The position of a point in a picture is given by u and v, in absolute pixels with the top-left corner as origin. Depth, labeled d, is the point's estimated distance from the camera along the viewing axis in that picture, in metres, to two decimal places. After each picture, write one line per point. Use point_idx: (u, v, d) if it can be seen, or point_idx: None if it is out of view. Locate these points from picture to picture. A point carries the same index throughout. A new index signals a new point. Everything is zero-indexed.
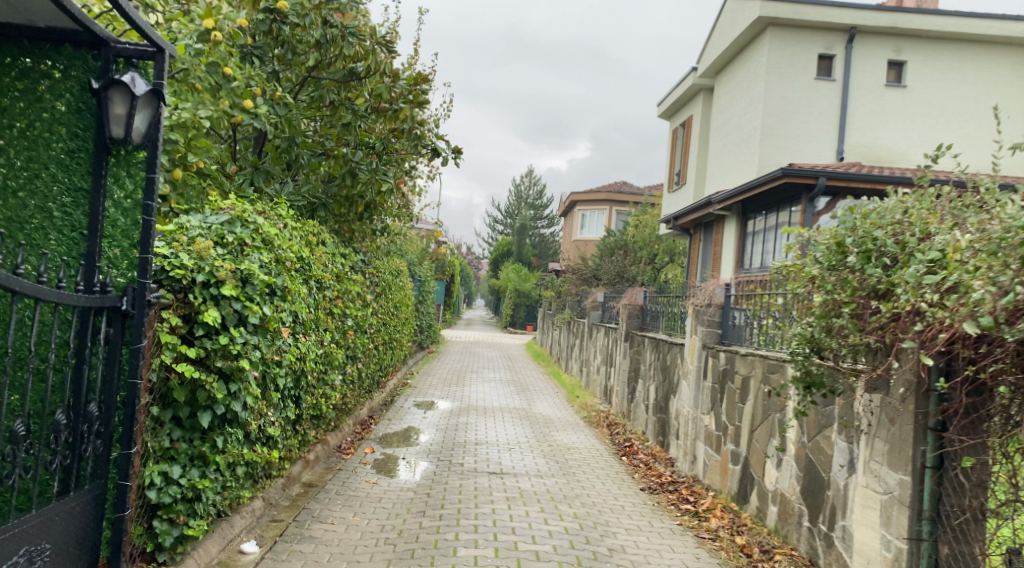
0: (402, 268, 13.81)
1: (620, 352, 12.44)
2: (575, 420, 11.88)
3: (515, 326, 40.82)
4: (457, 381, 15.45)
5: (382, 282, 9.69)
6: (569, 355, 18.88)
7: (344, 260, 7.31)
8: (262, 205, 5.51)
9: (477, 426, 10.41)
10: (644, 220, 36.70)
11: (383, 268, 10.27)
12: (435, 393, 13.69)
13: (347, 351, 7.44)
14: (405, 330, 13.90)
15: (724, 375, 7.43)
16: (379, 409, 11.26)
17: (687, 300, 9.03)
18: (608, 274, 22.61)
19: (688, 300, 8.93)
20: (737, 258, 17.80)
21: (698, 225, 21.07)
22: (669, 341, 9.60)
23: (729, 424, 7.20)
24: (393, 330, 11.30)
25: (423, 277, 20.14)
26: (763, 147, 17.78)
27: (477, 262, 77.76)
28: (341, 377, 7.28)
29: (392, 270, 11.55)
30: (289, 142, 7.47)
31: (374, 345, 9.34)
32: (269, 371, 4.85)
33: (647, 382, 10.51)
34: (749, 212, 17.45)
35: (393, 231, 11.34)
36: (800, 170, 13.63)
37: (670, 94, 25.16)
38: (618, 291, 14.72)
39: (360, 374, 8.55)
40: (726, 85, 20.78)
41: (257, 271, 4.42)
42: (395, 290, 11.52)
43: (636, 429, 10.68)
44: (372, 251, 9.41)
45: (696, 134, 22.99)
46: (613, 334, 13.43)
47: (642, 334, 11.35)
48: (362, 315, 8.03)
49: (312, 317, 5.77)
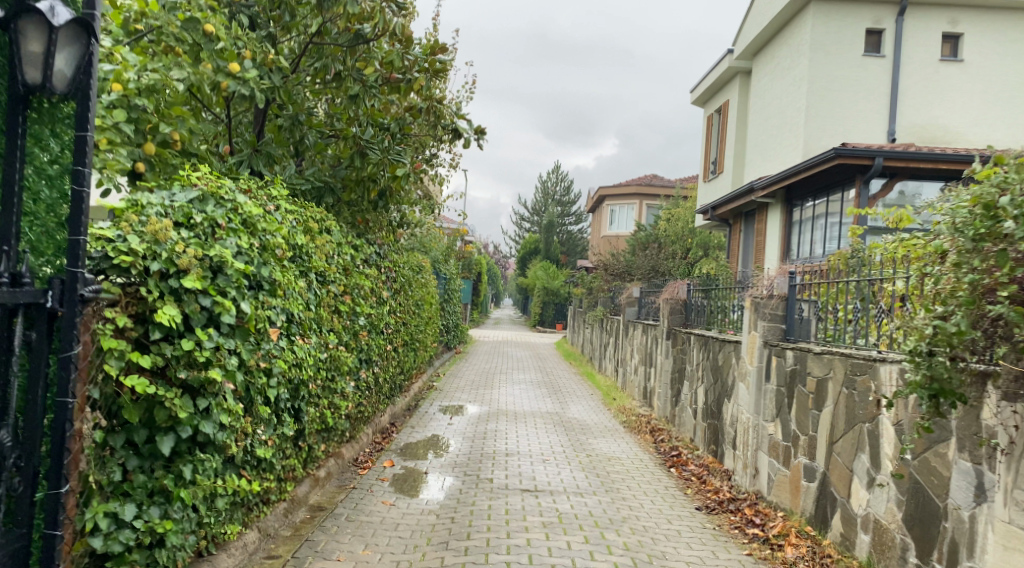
0: (425, 264, 12.96)
1: (662, 351, 11.44)
2: (614, 425, 10.88)
3: (545, 325, 39.83)
4: (486, 383, 14.57)
5: (401, 278, 8.83)
6: (603, 354, 17.88)
7: (354, 251, 6.45)
8: (248, 183, 4.65)
9: (508, 435, 9.47)
10: (676, 213, 35.44)
11: (403, 263, 9.41)
12: (462, 397, 12.80)
13: (359, 355, 6.56)
14: (429, 330, 13.05)
15: (793, 377, 6.42)
16: (401, 415, 10.41)
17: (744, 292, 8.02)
18: (641, 269, 21.57)
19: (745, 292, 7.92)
20: (782, 248, 16.65)
21: (737, 214, 19.91)
22: (720, 338, 8.60)
23: (800, 434, 6.18)
24: (415, 331, 10.44)
25: (449, 274, 19.31)
26: (809, 130, 16.60)
27: (505, 261, 76.90)
28: (352, 384, 6.41)
29: (413, 266, 10.70)
30: (292, 120, 6.68)
31: (393, 348, 8.49)
32: (254, 381, 3.99)
33: (694, 384, 9.51)
34: (795, 199, 16.28)
35: (413, 222, 10.48)
36: (854, 150, 12.46)
37: (703, 79, 24.00)
38: (656, 285, 13.71)
39: (377, 380, 7.68)
40: (765, 66, 19.60)
41: (231, 258, 3.61)
42: (417, 287, 10.66)
43: (683, 436, 9.68)
44: (389, 244, 8.56)
45: (733, 120, 21.80)
46: (653, 332, 12.43)
47: (686, 331, 10.35)
48: (377, 315, 7.16)
49: (311, 317, 4.90)
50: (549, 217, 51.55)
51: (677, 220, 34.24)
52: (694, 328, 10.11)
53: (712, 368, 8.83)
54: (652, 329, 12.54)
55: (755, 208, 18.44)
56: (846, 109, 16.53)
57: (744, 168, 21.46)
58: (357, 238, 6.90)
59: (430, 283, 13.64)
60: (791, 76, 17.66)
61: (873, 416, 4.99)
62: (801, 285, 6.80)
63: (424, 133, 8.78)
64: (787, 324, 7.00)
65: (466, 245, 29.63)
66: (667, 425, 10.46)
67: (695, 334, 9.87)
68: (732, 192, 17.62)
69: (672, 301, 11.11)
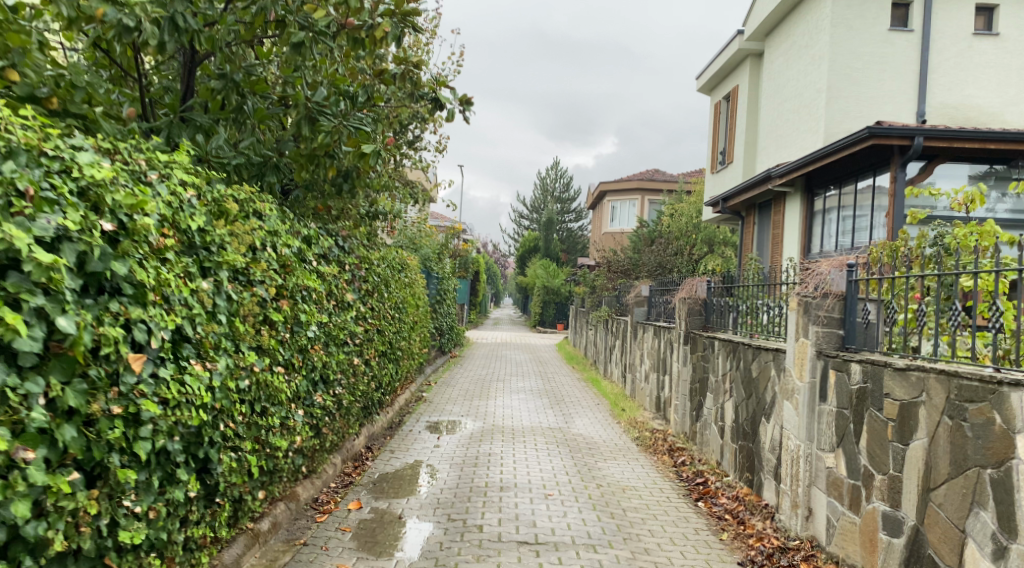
0: (411, 264, 11.62)
1: (678, 358, 10.07)
2: (626, 444, 9.49)
3: (545, 325, 38.45)
4: (481, 393, 13.21)
5: (375, 278, 7.45)
6: (609, 358, 16.53)
7: (300, 246, 5.07)
8: (122, 143, 3.31)
9: (503, 460, 8.07)
10: (680, 208, 33.97)
11: (378, 260, 8.06)
12: (453, 410, 11.40)
13: (309, 374, 5.19)
14: (416, 335, 11.71)
15: (861, 397, 5.05)
16: (380, 435, 9.05)
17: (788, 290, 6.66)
18: (647, 265, 20.21)
19: (789, 291, 6.57)
20: (802, 241, 15.30)
21: (750, 205, 18.52)
22: (753, 345, 7.24)
23: (874, 472, 4.82)
24: (397, 337, 9.10)
25: (442, 274, 17.97)
26: (830, 111, 15.23)
27: (503, 260, 75.53)
28: (302, 413, 5.05)
29: (394, 264, 9.32)
30: (226, 81, 5.37)
31: (366, 362, 7.13)
32: (99, 435, 2.64)
33: (721, 398, 8.15)
34: (817, 187, 14.92)
35: (391, 214, 9.13)
36: (891, 129, 11.08)
37: (710, 64, 22.64)
38: (667, 282, 12.35)
39: (342, 401, 6.33)
40: (779, 46, 18.23)
41: (34, 250, 2.25)
42: (399, 289, 9.33)
43: (708, 458, 8.30)
44: (360, 237, 7.20)
45: (743, 105, 20.44)
46: (666, 335, 11.07)
47: (708, 336, 8.99)
48: (338, 321, 5.81)
49: (217, 332, 3.55)
50: (549, 214, 50.18)
51: (682, 215, 32.88)
52: (717, 332, 8.75)
53: (744, 380, 7.46)
54: (665, 333, 11.18)
55: (771, 198, 17.07)
56: (871, 88, 15.15)
57: (756, 157, 20.10)
58: (309, 227, 5.55)
59: (418, 284, 12.31)
60: (808, 55, 16.30)
61: (1000, 460, 3.62)
62: (867, 281, 5.42)
63: (399, 104, 7.42)
64: (847, 329, 5.63)
65: (462, 243, 28.28)
66: (687, 444, 9.09)
67: (719, 339, 8.51)
68: (746, 181, 16.23)
69: (689, 301, 9.75)
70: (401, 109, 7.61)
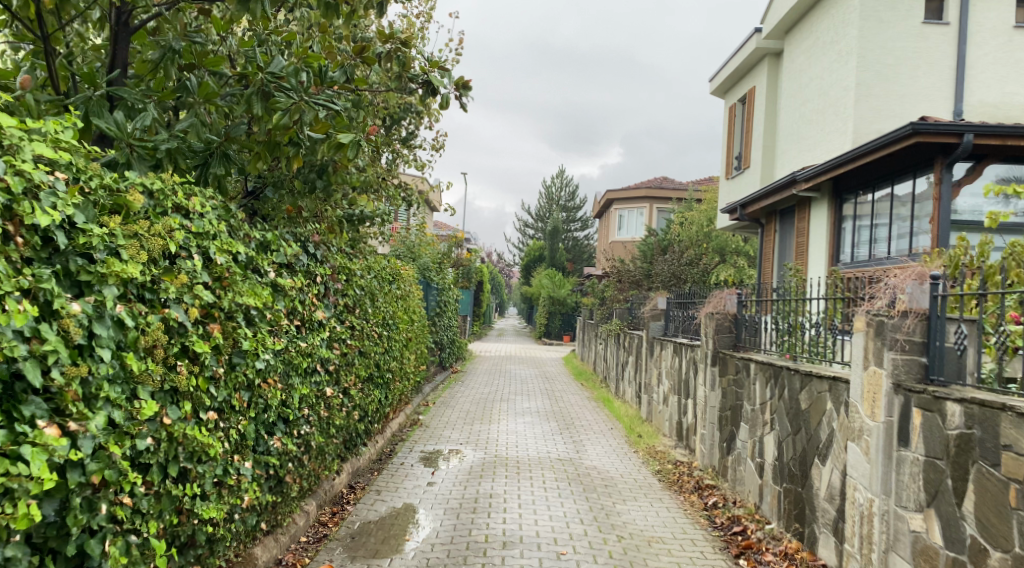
0: (407, 275, 10.57)
1: (703, 381, 8.96)
2: (646, 480, 8.39)
3: (550, 337, 37.27)
4: (483, 415, 12.14)
5: (357, 291, 6.40)
6: (620, 376, 15.44)
7: (247, 256, 4.01)
8: None
9: (507, 504, 6.96)
10: (691, 217, 32.90)
11: (363, 271, 7.01)
12: (452, 437, 10.29)
13: (256, 416, 4.11)
14: (412, 354, 10.68)
15: (962, 447, 3.95)
16: (367, 471, 7.98)
17: (852, 309, 5.56)
18: (659, 277, 19.11)
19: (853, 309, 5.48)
20: (830, 250, 14.23)
21: (770, 212, 17.42)
22: (801, 371, 6.14)
23: (986, 547, 3.70)
24: (387, 358, 8.03)
25: (443, 285, 16.94)
26: (859, 111, 14.18)
27: (507, 271, 74.50)
28: (249, 466, 3.98)
29: (384, 277, 8.26)
30: (165, 50, 4.39)
31: (344, 391, 6.08)
32: None
33: (761, 430, 7.04)
34: (845, 192, 13.84)
35: (380, 220, 8.10)
36: (936, 126, 10.01)
37: (725, 64, 21.60)
38: (687, 295, 11.28)
39: (314, 442, 5.27)
40: (800, 43, 17.18)
41: None
42: (390, 305, 8.27)
43: (744, 500, 7.19)
44: (338, 244, 6.15)
45: (761, 107, 19.40)
46: (689, 354, 9.98)
47: (740, 358, 7.90)
48: (303, 347, 4.74)
49: (92, 374, 2.49)
50: (554, 223, 49.15)
51: (692, 223, 31.78)
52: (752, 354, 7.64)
53: (789, 411, 6.36)
54: (688, 352, 10.07)
55: (794, 203, 15.98)
56: (903, 86, 14.09)
57: (775, 162, 19.02)
58: (264, 232, 4.50)
59: (415, 296, 11.26)
60: (834, 51, 15.26)
61: None
62: (960, 297, 4.31)
63: (386, 89, 6.37)
64: (931, 357, 4.51)
65: (464, 252, 27.21)
66: (718, 482, 7.97)
67: (755, 362, 7.40)
68: (768, 186, 15.15)
69: (717, 316, 8.65)
70: (389, 96, 6.57)
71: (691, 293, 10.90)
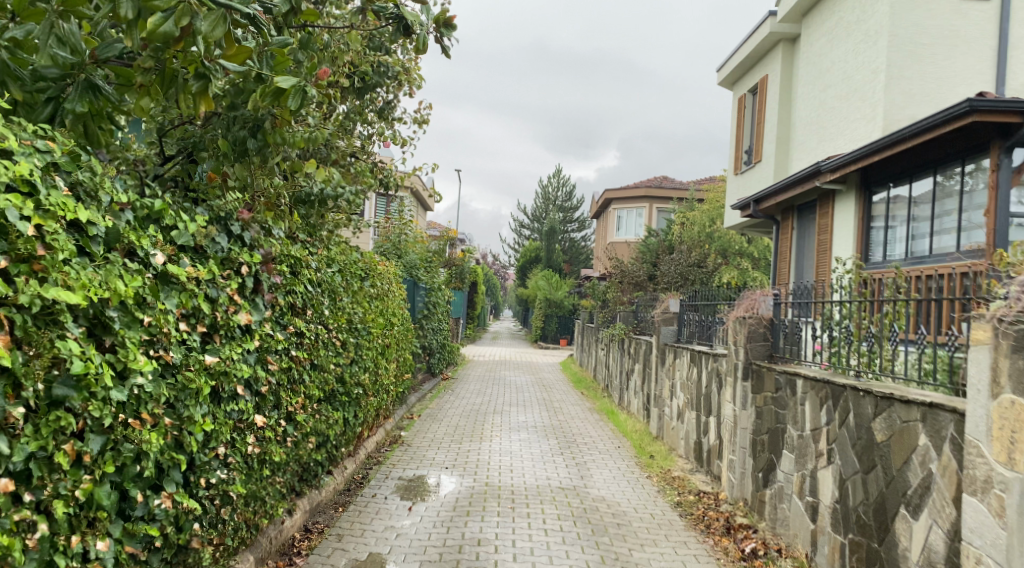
0: (387, 273, 9.24)
1: (730, 398, 7.60)
2: (665, 516, 7.03)
3: (547, 341, 35.84)
4: (473, 431, 10.78)
5: (310, 288, 5.06)
6: (625, 385, 14.12)
7: (101, 235, 2.67)
8: None
9: (498, 556, 5.57)
10: (692, 217, 31.60)
11: (322, 265, 5.66)
12: (436, 459, 8.92)
13: (121, 471, 2.74)
14: (391, 362, 9.32)
15: None
16: (329, 508, 6.58)
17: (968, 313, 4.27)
18: (665, 277, 17.83)
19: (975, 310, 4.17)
20: (858, 248, 12.93)
21: (787, 208, 16.10)
22: (874, 393, 4.81)
23: None
24: (356, 370, 6.70)
25: (431, 286, 15.58)
26: (890, 95, 12.85)
27: (502, 273, 73.12)
28: (105, 548, 2.61)
29: (354, 273, 6.92)
30: None
31: (288, 417, 4.73)
32: None
33: (813, 464, 5.70)
34: (876, 184, 12.54)
35: (348, 205, 6.76)
36: (996, 102, 8.72)
37: (734, 52, 20.29)
38: (704, 296, 9.99)
39: (238, 490, 3.91)
40: (821, 26, 15.83)
41: None
42: (360, 306, 6.93)
43: (793, 549, 5.84)
44: (281, 227, 4.80)
45: (775, 97, 18.12)
46: (709, 365, 8.66)
47: (780, 372, 6.56)
48: (210, 363, 3.38)
49: None
50: (551, 222, 47.80)
51: (694, 223, 30.47)
52: (796, 367, 6.29)
53: (856, 443, 5.02)
54: (709, 362, 8.72)
55: (815, 198, 14.67)
56: (939, 68, 12.77)
57: (790, 155, 17.72)
58: (151, 202, 3.18)
59: (397, 297, 9.94)
60: (858, 31, 13.97)
61: None
62: None
63: (345, 31, 5.03)
64: None
65: (457, 251, 25.87)
66: (752, 521, 6.63)
67: (802, 377, 6.06)
68: (788, 178, 13.82)
69: (750, 321, 7.30)
70: (350, 41, 5.22)
71: (710, 295, 9.57)
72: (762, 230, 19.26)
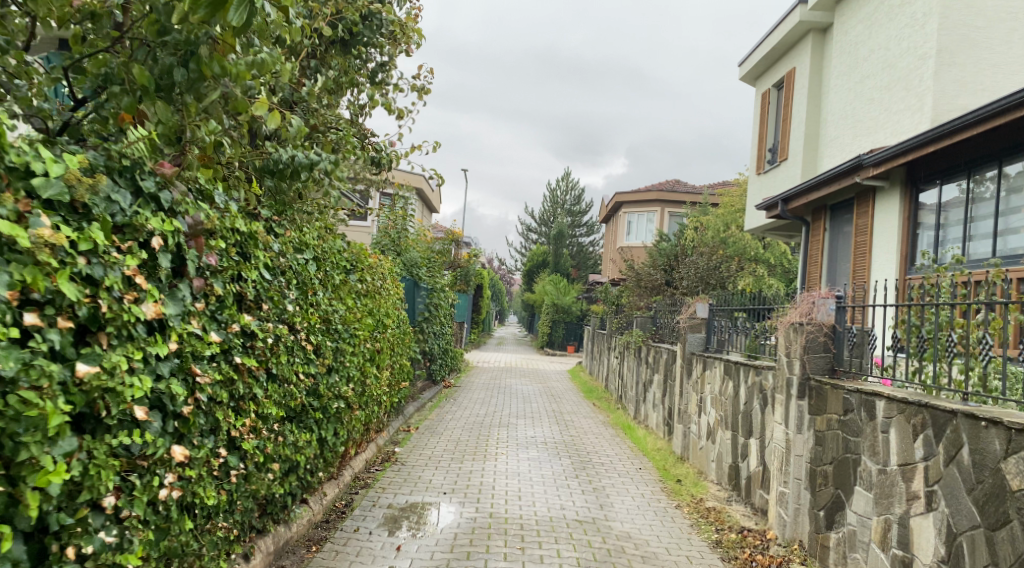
0: (381, 269, 8.12)
1: (780, 419, 6.43)
2: (707, 560, 5.85)
3: (553, 347, 34.56)
4: (476, 448, 9.62)
5: (267, 275, 3.92)
6: (642, 397, 12.95)
7: None
8: None
9: None
10: (707, 221, 30.44)
11: (290, 248, 4.55)
12: (433, 483, 7.75)
13: None
14: (384, 370, 8.19)
15: None
16: (299, 548, 5.40)
17: None
18: (683, 282, 16.68)
19: None
20: (903, 250, 11.74)
21: (818, 208, 14.92)
22: (1006, 426, 3.64)
23: None
24: (336, 379, 5.58)
25: (433, 286, 14.46)
26: (940, 83, 11.63)
27: (508, 278, 72.01)
28: None
29: (334, 265, 5.80)
30: None
31: (231, 443, 3.59)
32: None
33: (902, 509, 4.52)
34: (926, 180, 11.34)
35: (328, 181, 5.65)
36: None
37: (760, 45, 19.11)
38: (737, 299, 8.85)
39: (143, 554, 2.77)
40: (858, 12, 14.62)
41: None
42: (343, 303, 5.81)
43: None
44: (226, 197, 3.66)
45: (803, 90, 16.94)
46: (750, 378, 7.50)
47: (850, 390, 5.39)
48: (83, 376, 2.27)
49: None
50: (559, 226, 46.64)
51: (708, 226, 29.25)
52: (874, 386, 5.10)
53: (976, 489, 3.85)
54: (750, 376, 7.54)
55: (851, 196, 13.49)
56: (995, 54, 11.58)
57: (819, 152, 16.52)
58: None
59: (392, 296, 8.81)
60: (902, 15, 12.77)
61: None
62: None
63: None
64: None
65: (463, 252, 24.75)
66: None
67: (885, 399, 4.87)
68: (825, 174, 12.64)
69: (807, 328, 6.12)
70: None
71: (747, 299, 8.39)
72: (786, 232, 18.09)
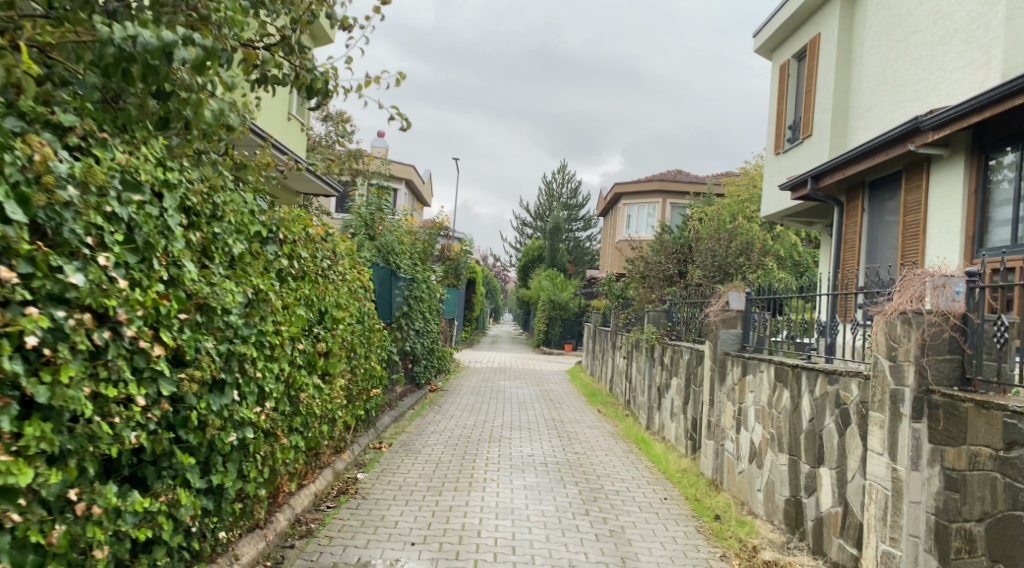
0: (331, 246, 6.23)
1: (878, 447, 4.56)
2: None
3: (549, 346, 32.65)
4: (459, 473, 7.73)
5: (15, 217, 2.18)
6: (656, 404, 11.13)
7: None
8: None
9: None
10: (713, 210, 28.62)
11: (114, 186, 2.71)
12: (399, 528, 5.86)
13: None
14: (337, 379, 6.30)
15: None
16: None
17: None
18: (698, 272, 14.83)
19: None
20: (969, 229, 9.89)
21: (853, 186, 13.06)
22: None
23: None
24: (230, 401, 3.69)
25: (414, 276, 12.55)
26: (1011, 30, 9.76)
27: (503, 275, 70.10)
28: None
29: (231, 228, 3.92)
30: None
31: None
32: None
33: None
34: (995, 145, 9.49)
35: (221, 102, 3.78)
36: None
37: (779, 10, 17.26)
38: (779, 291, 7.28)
39: None
40: None
41: None
42: (248, 286, 3.91)
43: None
44: None
45: (831, 57, 15.08)
46: (819, 387, 5.67)
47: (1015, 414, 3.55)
48: None
49: None
50: (556, 220, 44.72)
51: (714, 215, 27.41)
52: None
53: None
54: (818, 385, 5.69)
55: (899, 169, 11.61)
56: None
57: (849, 125, 14.67)
58: None
59: (351, 283, 6.93)
60: None
61: None
62: None
63: None
64: None
65: (453, 244, 22.86)
66: None
67: None
68: (872, 142, 10.78)
69: (927, 318, 4.23)
70: None
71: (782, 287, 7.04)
72: (808, 217, 16.30)
